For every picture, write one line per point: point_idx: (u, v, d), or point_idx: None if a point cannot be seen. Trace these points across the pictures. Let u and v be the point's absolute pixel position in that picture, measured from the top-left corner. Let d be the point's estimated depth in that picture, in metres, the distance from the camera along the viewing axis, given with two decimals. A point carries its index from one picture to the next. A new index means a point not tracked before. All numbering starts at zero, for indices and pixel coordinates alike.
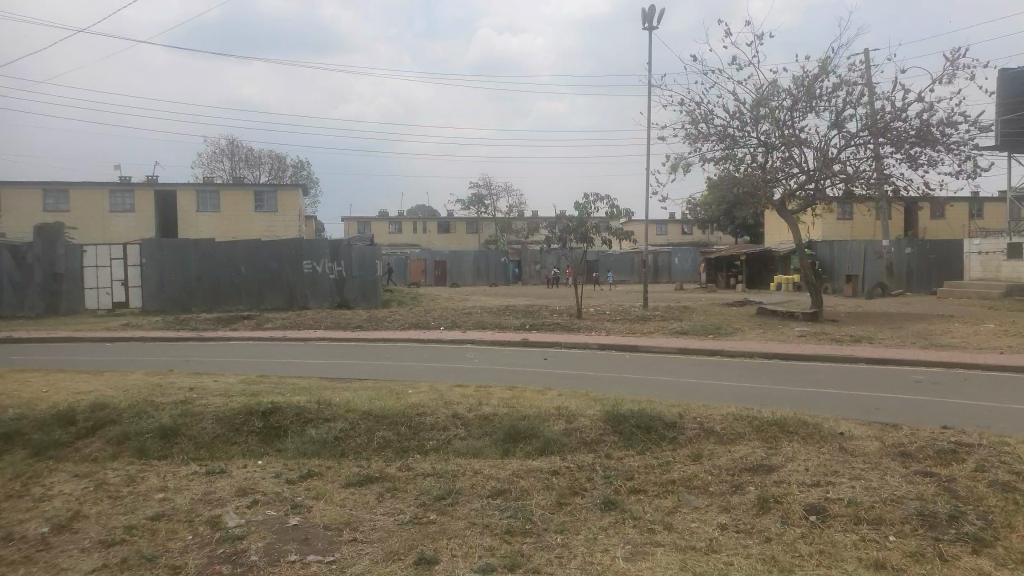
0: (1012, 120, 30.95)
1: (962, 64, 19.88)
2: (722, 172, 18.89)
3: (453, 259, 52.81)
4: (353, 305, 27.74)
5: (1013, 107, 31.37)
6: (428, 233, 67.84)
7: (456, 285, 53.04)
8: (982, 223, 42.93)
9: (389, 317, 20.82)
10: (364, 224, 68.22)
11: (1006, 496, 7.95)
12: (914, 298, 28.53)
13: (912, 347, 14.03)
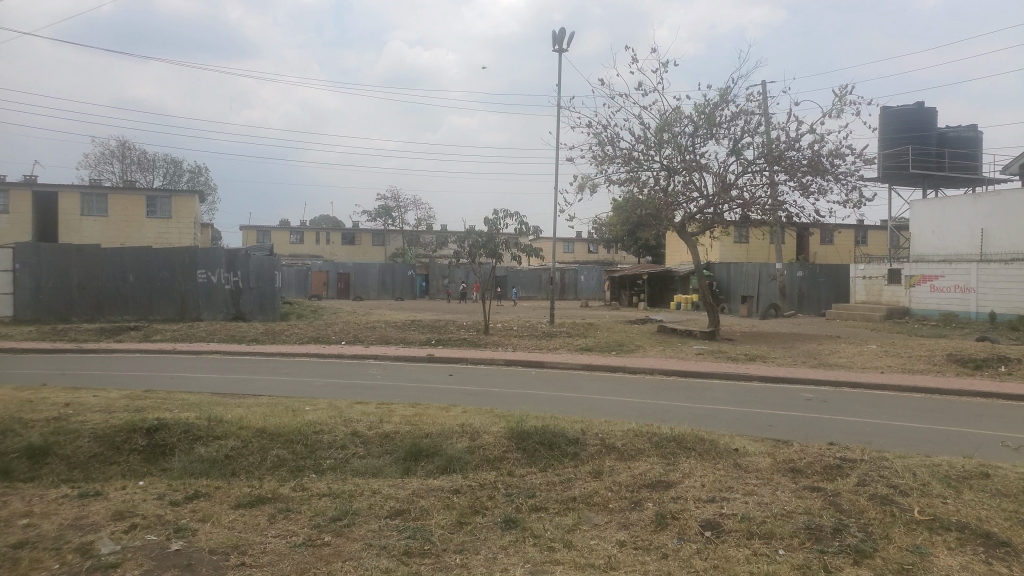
0: (893, 154, 33.26)
1: (850, 101, 21.19)
2: (626, 194, 19.33)
3: (357, 272, 52.08)
4: (250, 317, 26.61)
5: (893, 142, 33.59)
6: (331, 245, 66.43)
7: (360, 298, 52.15)
8: (866, 250, 45.83)
9: (288, 331, 20.18)
10: (263, 234, 66.23)
11: (884, 509, 8.38)
12: (805, 319, 30.05)
13: (802, 366, 14.71)
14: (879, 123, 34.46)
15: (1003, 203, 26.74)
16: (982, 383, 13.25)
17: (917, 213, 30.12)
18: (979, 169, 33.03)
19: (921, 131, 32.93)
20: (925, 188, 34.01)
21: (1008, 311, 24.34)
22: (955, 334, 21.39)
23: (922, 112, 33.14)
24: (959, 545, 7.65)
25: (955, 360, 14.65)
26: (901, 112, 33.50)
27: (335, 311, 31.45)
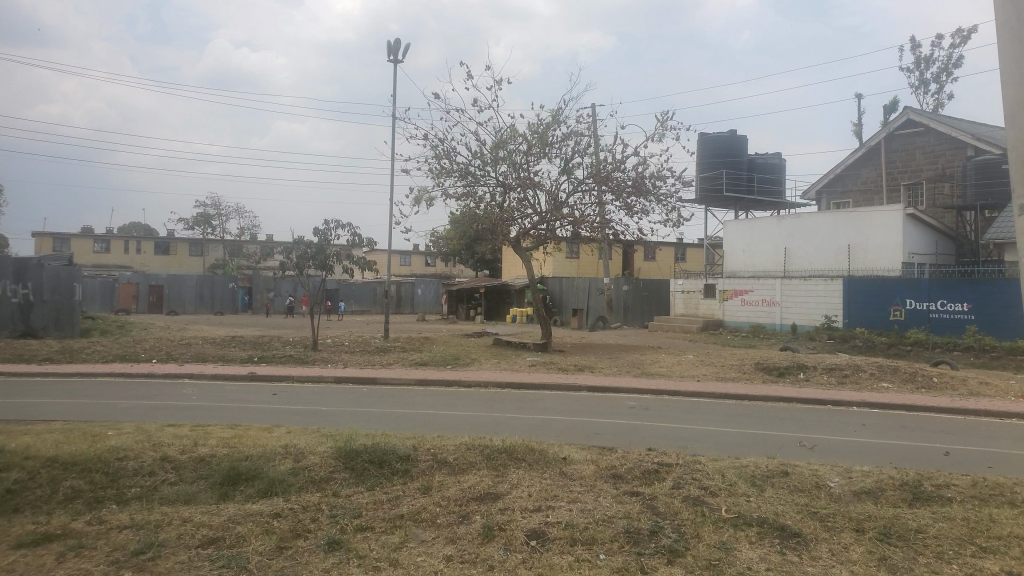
0: (709, 178, 35.98)
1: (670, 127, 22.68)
2: (463, 208, 19.50)
3: (172, 285, 48.78)
4: (41, 334, 24.02)
5: (710, 167, 36.31)
6: (143, 254, 61.87)
7: (173, 311, 48.76)
8: (685, 266, 49.31)
9: (89, 349, 18.47)
10: (61, 242, 60.51)
11: (695, 509, 8.91)
12: (632, 331, 31.69)
13: (627, 375, 15.44)
14: (697, 148, 37.04)
15: (802, 225, 29.71)
16: (783, 389, 14.55)
17: (730, 232, 32.69)
18: (783, 194, 36.59)
19: (733, 157, 35.85)
20: (738, 211, 36.96)
21: (807, 322, 26.95)
22: (762, 344, 23.42)
23: (734, 140, 36.07)
24: (759, 539, 8.28)
25: (761, 367, 16.00)
26: (716, 139, 36.29)
27: (146, 327, 29.21)
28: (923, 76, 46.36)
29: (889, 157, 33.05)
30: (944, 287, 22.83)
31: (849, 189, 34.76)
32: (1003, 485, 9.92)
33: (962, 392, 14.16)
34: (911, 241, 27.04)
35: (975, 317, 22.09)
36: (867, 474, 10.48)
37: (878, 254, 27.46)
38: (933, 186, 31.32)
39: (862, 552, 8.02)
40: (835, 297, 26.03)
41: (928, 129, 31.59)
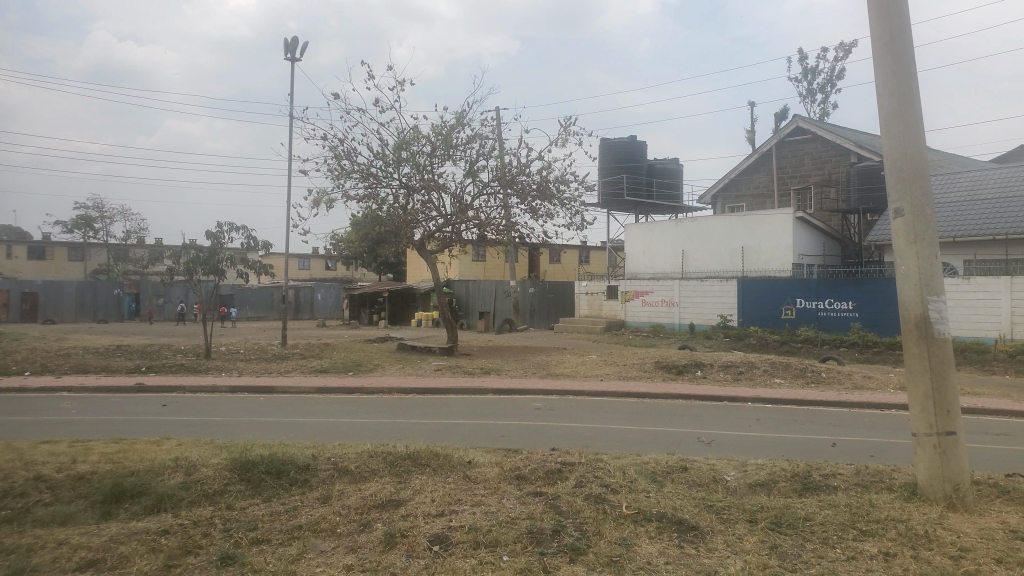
0: (611, 182, 36.77)
1: (573, 131, 23.06)
2: (365, 210, 19.18)
3: (49, 291, 45.88)
4: None
5: (611, 172, 37.12)
6: (15, 260, 57.95)
7: (51, 320, 45.79)
8: (589, 268, 50.35)
9: None
10: None
11: (597, 507, 9.05)
12: (536, 333, 32.06)
13: (533, 377, 15.56)
14: (599, 153, 37.77)
15: (700, 228, 30.82)
16: (682, 386, 15.00)
17: (631, 236, 33.54)
18: (681, 199, 37.91)
19: (634, 162, 36.83)
20: (638, 214, 38.03)
21: (703, 322, 27.96)
22: (663, 343, 24.16)
23: (633, 145, 37.00)
24: (658, 533, 8.48)
25: (661, 366, 16.45)
26: (617, 144, 37.12)
27: (16, 337, 27.29)
28: (809, 87, 49.11)
29: (780, 162, 34.77)
30: (831, 287, 24.11)
31: (743, 193, 36.36)
32: (883, 472, 10.54)
33: (847, 385, 15.00)
34: (800, 243, 28.51)
35: (859, 315, 23.43)
36: (761, 467, 10.93)
37: (770, 256, 28.81)
38: (820, 191, 33.16)
39: (755, 542, 8.34)
40: (730, 297, 27.12)
41: (815, 136, 33.43)
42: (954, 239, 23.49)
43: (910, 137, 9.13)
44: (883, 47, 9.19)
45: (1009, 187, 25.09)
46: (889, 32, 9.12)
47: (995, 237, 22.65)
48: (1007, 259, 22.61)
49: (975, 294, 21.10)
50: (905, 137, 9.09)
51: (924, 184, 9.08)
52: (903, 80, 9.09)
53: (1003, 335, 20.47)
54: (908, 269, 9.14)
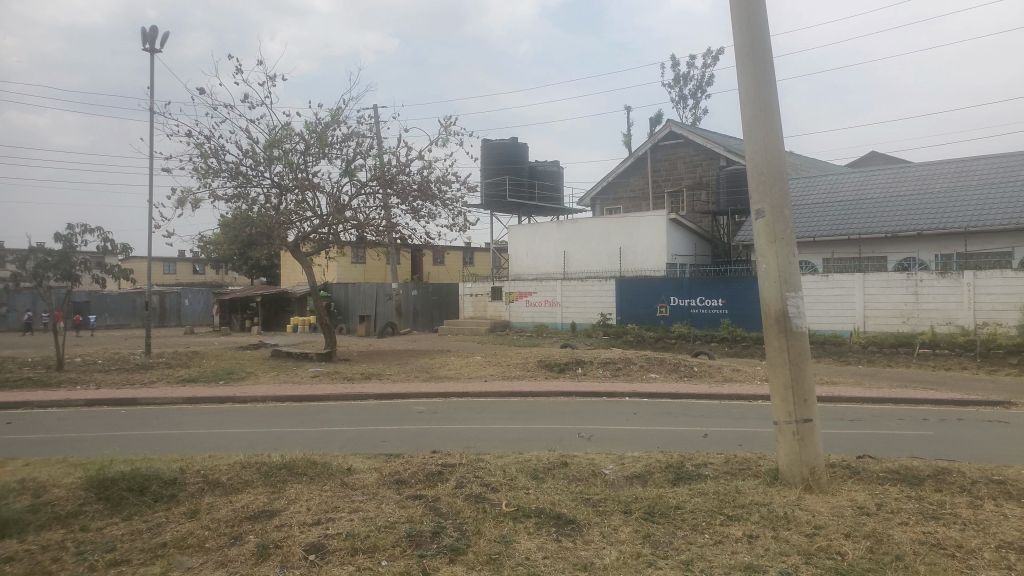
0: (493, 183, 37.06)
1: (453, 131, 23.11)
2: (234, 211, 18.47)
3: None
4: None
5: (493, 173, 37.42)
6: None
7: None
8: (473, 269, 50.62)
9: None
10: None
11: (477, 506, 9.09)
12: (418, 336, 31.91)
13: (415, 381, 15.44)
14: (481, 153, 37.96)
15: (581, 230, 31.61)
16: (562, 384, 15.33)
17: (513, 237, 33.93)
18: (561, 201, 38.74)
19: (515, 163, 37.35)
20: (521, 216, 38.55)
21: (585, 321, 28.70)
22: (545, 343, 24.63)
23: (513, 147, 37.61)
24: (537, 529, 8.61)
25: (543, 365, 16.75)
26: (498, 146, 37.55)
27: None
28: (681, 92, 51.34)
29: (654, 165, 36.20)
30: (703, 286, 25.29)
31: (620, 195, 37.56)
32: (750, 460, 11.16)
33: (717, 377, 15.80)
34: (673, 244, 29.79)
35: (729, 311, 24.72)
36: (637, 459, 11.31)
37: (646, 256, 29.93)
38: (692, 193, 34.77)
39: (629, 532, 8.63)
40: (610, 296, 27.98)
41: (687, 141, 35.03)
42: (813, 239, 25.22)
43: (768, 142, 9.72)
44: (745, 56, 9.73)
45: (861, 190, 27.20)
46: (748, 41, 9.70)
47: (849, 237, 24.49)
48: (860, 256, 24.49)
49: (832, 290, 22.71)
50: (765, 142, 9.66)
51: (782, 187, 9.69)
52: (762, 89, 9.66)
53: (857, 328, 22.15)
54: (768, 267, 9.71)
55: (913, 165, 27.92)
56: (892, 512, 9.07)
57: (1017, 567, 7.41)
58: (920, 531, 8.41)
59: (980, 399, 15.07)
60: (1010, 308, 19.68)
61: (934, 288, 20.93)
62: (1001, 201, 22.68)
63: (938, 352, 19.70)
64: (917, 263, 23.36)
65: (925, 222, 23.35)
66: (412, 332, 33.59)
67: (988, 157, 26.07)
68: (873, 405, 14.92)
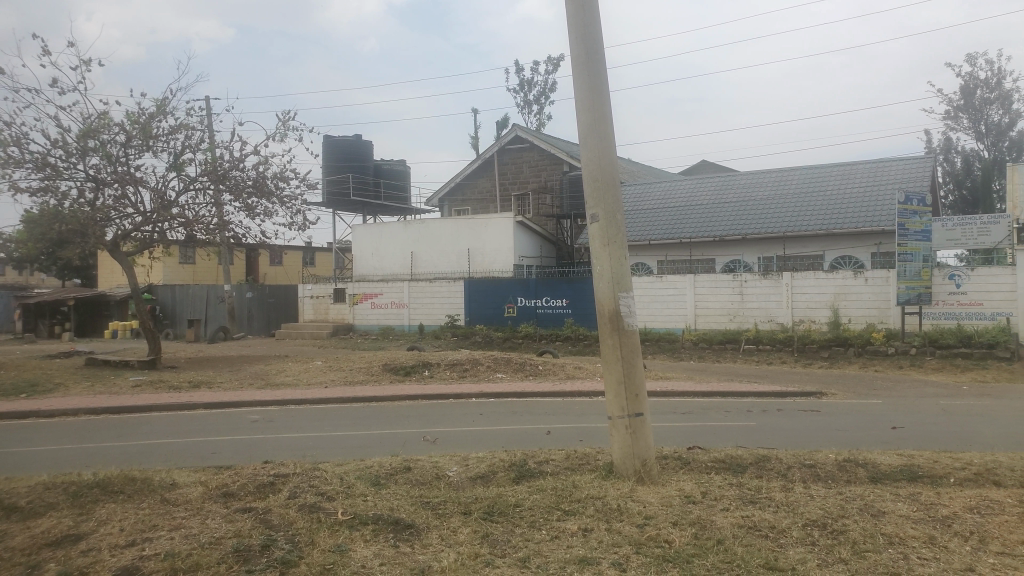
0: (335, 181, 36.18)
1: (292, 126, 22.33)
2: (41, 205, 16.84)
3: None
4: None
5: (335, 170, 36.52)
6: None
7: None
8: (314, 270, 49.17)
9: None
10: None
11: (312, 516, 8.76)
12: (254, 341, 30.55)
13: (250, 388, 14.72)
14: (323, 150, 36.91)
15: (428, 230, 31.53)
16: (406, 387, 15.15)
17: (356, 236, 33.28)
18: (408, 201, 38.94)
19: (360, 162, 36.57)
20: (366, 215, 37.95)
21: (431, 323, 28.69)
22: (391, 345, 24.33)
23: (359, 145, 36.78)
24: (374, 536, 8.41)
25: (389, 368, 16.52)
26: (342, 143, 36.62)
27: None
28: (524, 97, 53.17)
29: (501, 168, 36.91)
30: (548, 286, 25.91)
31: (467, 197, 37.70)
32: (589, 455, 11.50)
33: (560, 376, 16.20)
34: (518, 246, 30.44)
35: (572, 310, 25.55)
36: (481, 460, 11.35)
37: (493, 257, 30.42)
38: (538, 197, 35.81)
39: (467, 533, 8.62)
40: (456, 298, 28.13)
41: (532, 145, 36.05)
42: (648, 242, 26.53)
43: (601, 148, 10.07)
44: (581, 64, 10.03)
45: (693, 197, 28.96)
46: (584, 50, 10.00)
47: (681, 240, 25.98)
48: (691, 258, 26.01)
49: (666, 290, 23.98)
50: (599, 149, 10.02)
51: (615, 192, 10.07)
52: (596, 98, 10.00)
53: (688, 326, 23.53)
54: (602, 268, 10.05)
55: (740, 174, 30.06)
56: (715, 499, 9.66)
57: (820, 542, 8.11)
58: (739, 515, 9.01)
59: (796, 390, 16.43)
60: (822, 307, 21.74)
61: (756, 288, 22.63)
62: (814, 209, 24.93)
63: (761, 348, 21.29)
64: (742, 265, 25.17)
65: (748, 227, 25.22)
66: (247, 337, 32.15)
67: (804, 169, 28.55)
68: (703, 399, 15.89)
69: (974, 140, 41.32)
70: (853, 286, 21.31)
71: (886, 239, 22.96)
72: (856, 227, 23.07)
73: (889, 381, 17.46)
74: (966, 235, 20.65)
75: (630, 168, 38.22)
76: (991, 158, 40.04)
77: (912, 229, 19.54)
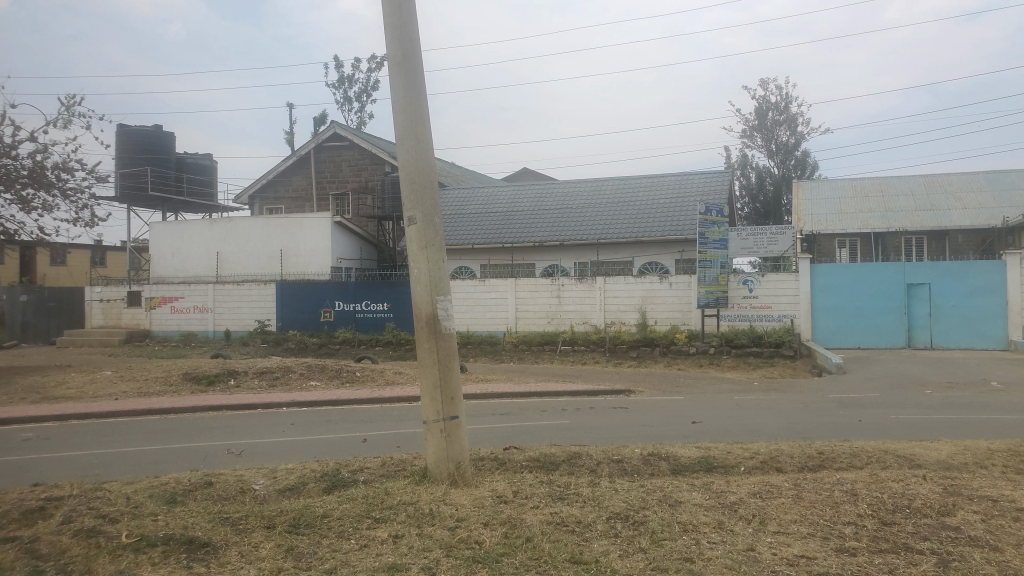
0: (128, 174, 33.66)
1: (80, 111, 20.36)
2: None
3: None
4: None
5: (129, 163, 33.85)
6: None
7: None
8: (104, 271, 45.20)
9: None
10: None
11: (90, 541, 7.94)
12: (33, 350, 27.50)
13: (23, 403, 13.19)
14: (116, 139, 34.01)
15: (238, 230, 30.04)
16: (209, 398, 14.25)
17: (154, 234, 31.10)
18: (214, 197, 36.60)
19: (157, 155, 34.11)
20: (166, 212, 35.47)
21: (240, 328, 27.30)
22: (193, 353, 22.88)
23: (159, 135, 34.33)
24: (163, 558, 7.74)
25: (189, 378, 15.48)
26: (137, 132, 33.99)
27: None
28: (345, 94, 52.35)
29: (318, 166, 36.28)
30: (367, 290, 25.55)
31: (281, 194, 36.64)
32: (406, 460, 11.35)
33: (378, 382, 15.90)
34: (336, 248, 29.80)
35: (393, 315, 25.35)
36: (290, 471, 10.85)
37: (309, 259, 29.57)
38: (358, 197, 35.77)
39: (270, 548, 8.17)
40: (266, 302, 26.97)
41: (351, 144, 35.61)
42: (472, 246, 26.92)
43: (419, 151, 9.90)
44: (397, 66, 9.78)
45: (514, 203, 29.67)
46: (401, 52, 9.78)
47: (503, 245, 26.59)
48: (513, 262, 26.73)
49: (487, 294, 24.39)
50: (416, 152, 9.84)
51: (433, 196, 9.96)
52: (414, 100, 9.81)
53: (509, 328, 24.10)
54: (419, 272, 9.87)
55: (558, 182, 31.23)
56: (526, 498, 9.88)
57: (622, 533, 8.49)
58: (548, 512, 9.24)
59: (607, 389, 17.28)
60: (631, 309, 23.07)
61: (573, 292, 23.58)
62: (626, 218, 26.43)
63: (576, 349, 22.18)
64: (560, 269, 26.19)
65: (566, 234, 26.24)
66: (21, 346, 28.94)
67: (616, 179, 30.20)
68: (520, 399, 16.28)
69: (766, 158, 45.67)
70: (659, 290, 22.77)
71: (688, 247, 24.82)
72: (663, 235, 24.74)
73: (691, 377, 18.84)
74: (757, 243, 22.88)
75: (454, 172, 38.60)
76: (780, 174, 44.39)
77: (711, 238, 21.22)
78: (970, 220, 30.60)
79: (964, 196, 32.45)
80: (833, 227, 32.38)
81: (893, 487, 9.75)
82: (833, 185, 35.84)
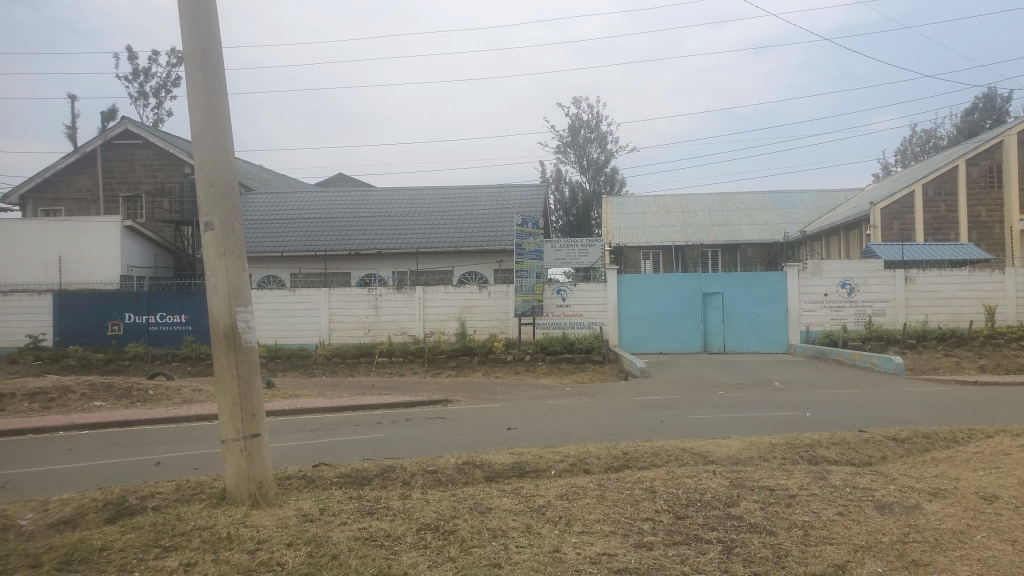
0: None
1: None
2: None
3: None
4: None
5: None
6: None
7: None
8: None
9: None
10: None
11: None
12: None
13: None
14: None
15: (5, 235, 26.89)
16: None
17: None
18: None
19: None
20: None
21: (10, 344, 24.37)
22: None
23: None
24: None
25: None
26: None
27: None
28: (141, 89, 48.51)
29: (105, 165, 33.43)
30: (162, 301, 23.83)
31: (60, 195, 33.38)
32: (203, 483, 10.56)
33: (175, 401, 14.77)
34: (126, 254, 27.60)
35: (191, 328, 23.79)
36: (66, 502, 9.73)
37: (93, 267, 27.10)
38: (152, 200, 33.35)
39: None
40: (43, 314, 24.32)
41: (146, 142, 33.16)
42: (281, 254, 25.94)
43: (219, 153, 8.95)
44: (195, 62, 8.80)
45: (329, 210, 28.90)
46: (200, 48, 8.83)
47: (315, 253, 25.81)
48: (326, 272, 26.02)
49: (298, 304, 23.61)
50: (215, 153, 8.86)
51: (233, 201, 9.01)
52: (214, 98, 8.86)
53: (323, 340, 23.40)
54: (217, 282, 8.84)
55: (376, 190, 30.80)
56: (333, 515, 9.50)
57: (432, 544, 8.42)
58: (356, 528, 8.95)
59: (424, 399, 17.23)
60: (449, 319, 23.23)
61: (391, 302, 23.35)
62: (443, 228, 26.62)
63: (394, 360, 21.90)
64: (377, 279, 25.84)
65: (383, 243, 25.97)
66: None
67: (434, 189, 30.34)
68: (334, 414, 15.81)
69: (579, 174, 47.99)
70: (478, 300, 23.15)
71: (505, 257, 25.51)
72: (481, 245, 25.21)
73: (506, 385, 19.25)
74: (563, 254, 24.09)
75: (264, 177, 37.00)
76: (592, 189, 46.84)
77: (528, 248, 21.89)
78: (756, 235, 33.88)
79: (752, 213, 35.88)
80: (639, 240, 34.59)
81: (687, 482, 10.49)
82: (640, 201, 38.31)
